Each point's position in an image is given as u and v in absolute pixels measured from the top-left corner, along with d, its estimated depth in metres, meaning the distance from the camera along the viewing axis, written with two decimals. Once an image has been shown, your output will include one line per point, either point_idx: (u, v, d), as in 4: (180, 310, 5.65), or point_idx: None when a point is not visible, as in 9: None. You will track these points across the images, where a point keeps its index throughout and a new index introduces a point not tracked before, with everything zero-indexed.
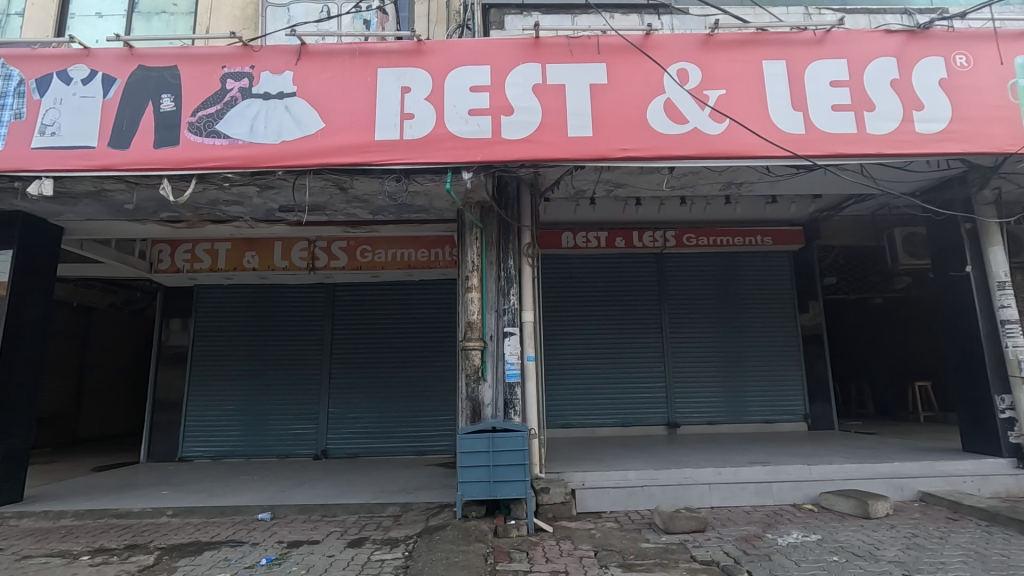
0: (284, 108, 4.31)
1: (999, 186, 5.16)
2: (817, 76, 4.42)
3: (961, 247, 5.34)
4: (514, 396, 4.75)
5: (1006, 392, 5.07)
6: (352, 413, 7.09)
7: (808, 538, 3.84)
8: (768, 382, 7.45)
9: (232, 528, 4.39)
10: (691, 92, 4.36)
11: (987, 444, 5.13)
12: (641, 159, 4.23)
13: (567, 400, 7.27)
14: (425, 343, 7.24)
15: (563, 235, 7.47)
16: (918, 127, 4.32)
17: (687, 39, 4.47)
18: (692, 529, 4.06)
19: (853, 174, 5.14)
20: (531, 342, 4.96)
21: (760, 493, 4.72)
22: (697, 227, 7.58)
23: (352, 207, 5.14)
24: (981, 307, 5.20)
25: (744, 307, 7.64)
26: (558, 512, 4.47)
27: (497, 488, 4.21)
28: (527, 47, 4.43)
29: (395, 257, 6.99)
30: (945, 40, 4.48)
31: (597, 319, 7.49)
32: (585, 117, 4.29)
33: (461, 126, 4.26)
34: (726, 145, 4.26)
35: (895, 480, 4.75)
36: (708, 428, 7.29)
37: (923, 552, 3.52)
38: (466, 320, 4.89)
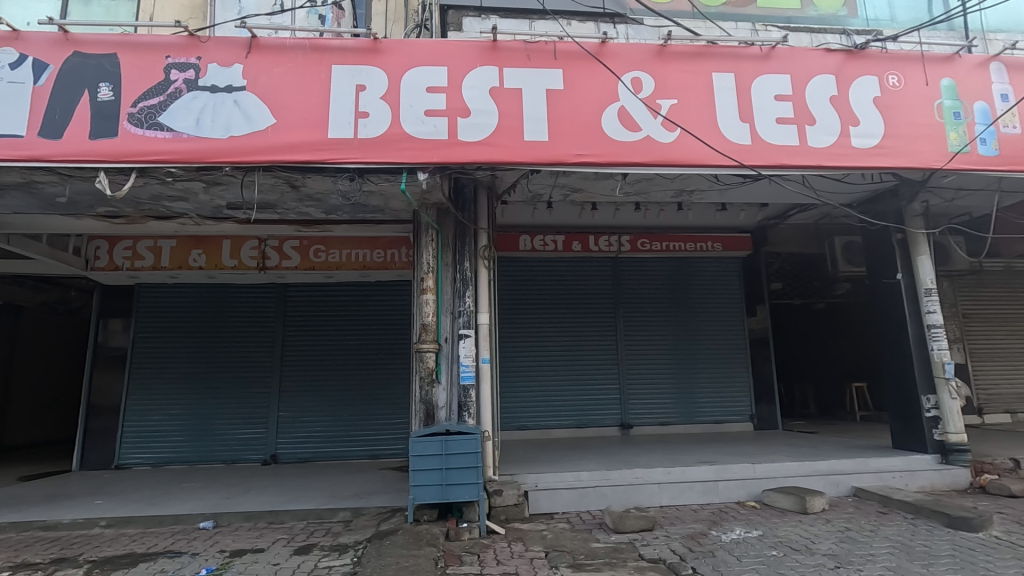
0: (232, 102, 4.17)
1: (927, 200, 5.52)
2: (763, 90, 4.61)
3: (892, 256, 5.68)
4: (468, 399, 4.76)
5: (931, 392, 5.41)
6: (303, 417, 6.91)
7: (750, 534, 3.98)
8: (717, 384, 7.70)
9: (170, 538, 4.20)
10: (644, 101, 4.47)
11: (915, 441, 5.44)
12: (596, 165, 4.30)
13: (524, 403, 7.30)
14: (381, 345, 7.13)
15: (521, 238, 7.51)
16: (855, 141, 4.56)
17: (641, 49, 4.58)
18: (640, 528, 4.15)
19: (795, 185, 5.39)
20: (486, 344, 4.96)
21: (707, 492, 4.86)
22: (651, 232, 7.77)
23: (305, 206, 5.03)
24: (910, 312, 5.53)
25: (696, 311, 7.87)
26: (510, 514, 4.47)
27: (450, 492, 4.19)
28: (484, 50, 4.43)
29: (349, 258, 6.87)
30: (879, 61, 4.75)
31: (553, 322, 7.56)
32: (541, 121, 4.33)
33: (417, 127, 4.23)
34: (677, 154, 4.38)
35: (832, 477, 4.98)
36: (660, 429, 7.46)
37: (855, 545, 3.71)
38: (420, 322, 4.84)
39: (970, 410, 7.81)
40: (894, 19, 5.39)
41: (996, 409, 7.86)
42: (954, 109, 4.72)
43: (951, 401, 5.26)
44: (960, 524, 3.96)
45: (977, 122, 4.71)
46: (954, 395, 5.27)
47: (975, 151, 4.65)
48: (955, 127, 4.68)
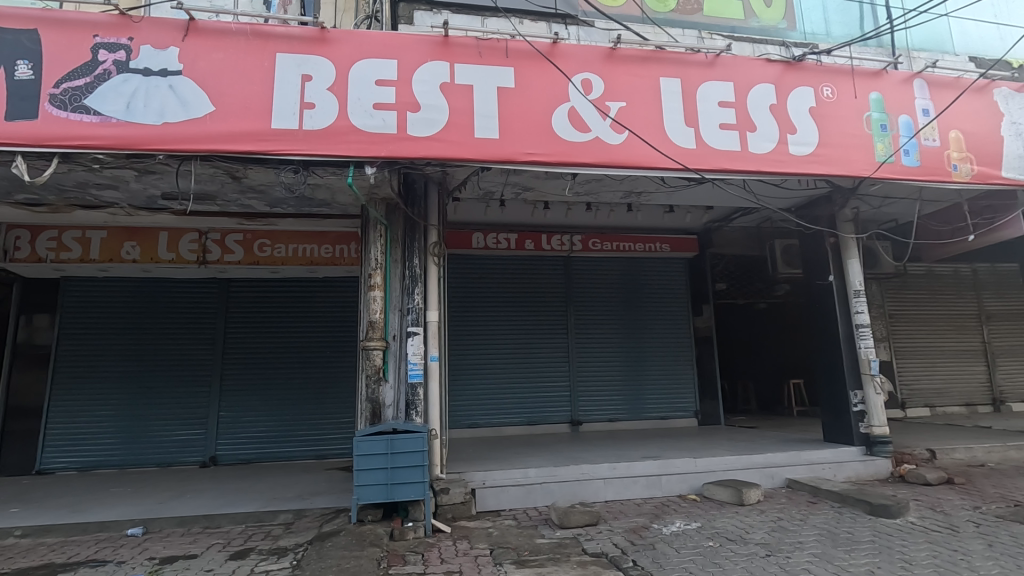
0: (167, 87, 3.97)
1: (856, 207, 5.85)
2: (707, 96, 4.76)
3: (825, 259, 5.98)
4: (416, 397, 4.71)
5: (858, 388, 5.74)
6: (245, 417, 6.66)
7: (689, 526, 4.11)
8: (664, 381, 7.92)
9: (94, 547, 3.97)
10: (594, 103, 4.54)
11: (843, 435, 5.76)
12: (546, 165, 4.33)
13: (475, 401, 7.28)
14: (329, 343, 6.97)
15: (474, 236, 7.47)
16: (792, 149, 4.78)
17: (592, 51, 4.64)
18: (585, 522, 4.22)
19: (736, 189, 5.61)
20: (435, 341, 4.92)
21: (650, 486, 4.99)
22: (602, 232, 7.89)
23: (247, 198, 4.87)
24: (840, 313, 5.85)
25: (645, 310, 8.07)
26: (457, 511, 4.46)
27: (395, 491, 4.13)
28: (435, 45, 4.39)
29: (296, 253, 6.67)
30: (814, 73, 4.99)
31: (505, 320, 7.58)
32: (491, 119, 4.32)
33: (365, 120, 4.14)
34: (625, 156, 4.47)
35: (768, 470, 5.21)
36: (608, 425, 7.61)
37: (786, 534, 3.89)
38: (367, 319, 4.76)
39: (893, 404, 8.35)
40: (829, 34, 5.67)
41: (917, 403, 8.43)
42: (881, 122, 5.01)
43: (876, 396, 5.59)
44: (881, 511, 4.22)
45: (901, 134, 5.02)
46: (879, 391, 5.60)
47: (899, 162, 4.96)
48: (882, 139, 4.97)
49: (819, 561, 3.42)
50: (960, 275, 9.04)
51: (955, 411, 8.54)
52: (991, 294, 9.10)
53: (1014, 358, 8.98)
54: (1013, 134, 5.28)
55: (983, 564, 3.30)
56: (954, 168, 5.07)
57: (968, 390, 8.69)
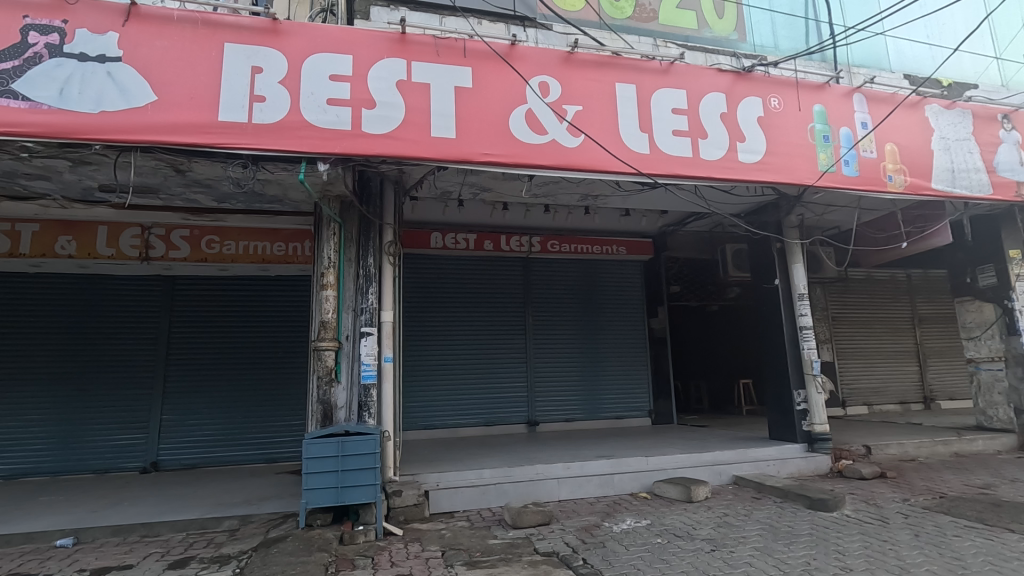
0: (105, 74, 3.77)
1: (801, 214, 6.12)
2: (661, 103, 4.87)
3: (772, 263, 6.21)
4: (369, 399, 4.64)
5: (801, 387, 5.98)
6: (190, 420, 6.39)
7: (639, 523, 4.19)
8: (620, 381, 8.07)
9: (18, 560, 3.73)
10: (551, 106, 4.58)
11: (787, 432, 6.00)
12: (502, 166, 4.34)
13: (432, 402, 7.21)
14: (280, 343, 6.78)
15: (432, 235, 7.42)
16: (741, 156, 4.94)
17: (549, 54, 4.68)
18: (538, 522, 4.24)
19: (688, 194, 5.78)
20: (389, 342, 4.85)
21: (603, 485, 5.06)
22: (560, 234, 7.98)
23: (192, 191, 4.70)
24: (786, 315, 6.08)
25: (602, 311, 8.18)
26: (409, 514, 4.40)
27: (346, 494, 4.06)
28: (392, 41, 4.33)
29: (247, 250, 6.54)
30: (762, 84, 5.19)
31: (464, 320, 7.54)
32: (448, 118, 4.30)
33: (318, 115, 4.04)
34: (581, 160, 4.53)
35: (716, 467, 5.37)
36: (565, 425, 7.68)
37: (730, 529, 4.02)
38: (320, 319, 4.65)
39: (835, 403, 8.76)
40: (776, 47, 5.90)
41: (856, 401, 8.86)
42: (824, 133, 5.25)
43: (818, 395, 5.84)
44: (819, 505, 4.41)
45: (842, 146, 5.27)
46: (820, 390, 5.86)
47: (840, 172, 5.20)
48: (824, 149, 5.21)
49: (760, 554, 3.54)
50: (896, 280, 9.56)
51: (890, 408, 9.01)
52: (923, 298, 9.67)
53: (943, 359, 9.56)
54: (941, 149, 5.63)
55: (909, 552, 3.50)
56: (890, 179, 5.35)
57: (903, 388, 9.19)
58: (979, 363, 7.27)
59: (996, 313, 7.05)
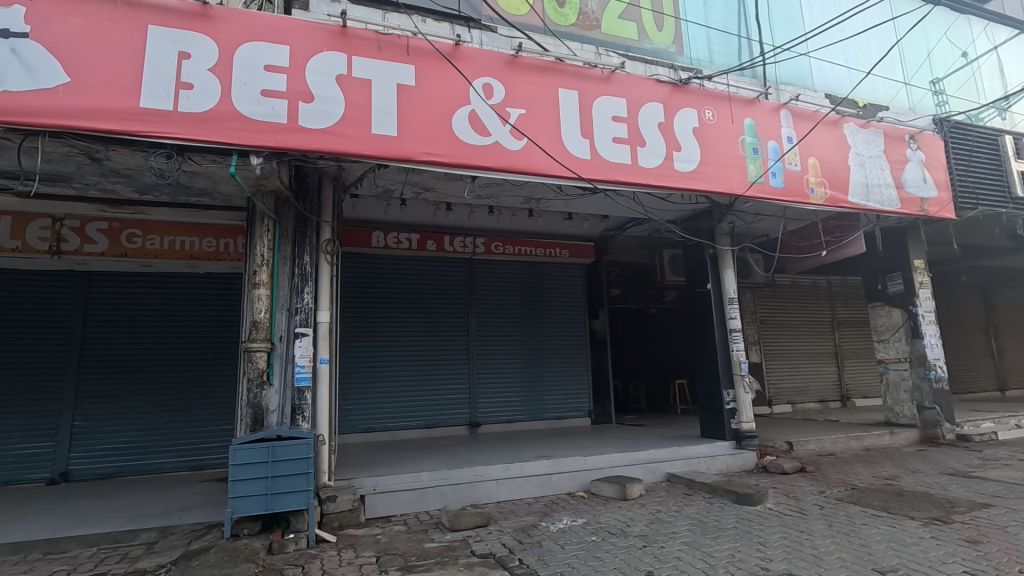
0: (9, 50, 3.46)
1: (732, 221, 6.42)
2: (602, 110, 4.98)
3: (705, 268, 6.49)
4: (303, 402, 4.49)
5: (730, 387, 6.26)
6: (106, 427, 5.95)
7: (575, 522, 4.26)
8: (561, 382, 8.20)
9: None
10: (494, 108, 4.59)
11: (717, 431, 6.28)
12: (444, 166, 4.31)
13: (371, 405, 7.04)
14: (209, 343, 6.44)
15: (374, 234, 7.26)
16: (677, 165, 5.13)
17: (494, 56, 4.69)
18: (475, 524, 4.23)
19: (627, 200, 5.95)
20: (325, 343, 4.71)
21: (542, 485, 5.11)
22: (504, 236, 8.00)
23: (110, 181, 4.39)
24: (717, 317, 6.37)
25: (545, 313, 8.29)
26: (343, 520, 4.28)
27: (276, 501, 3.91)
28: (332, 34, 4.21)
29: (173, 246, 6.19)
30: (698, 97, 5.40)
31: (406, 322, 7.42)
32: (390, 116, 4.23)
33: (250, 106, 3.87)
34: (523, 163, 4.56)
35: (650, 465, 5.54)
36: (506, 426, 7.71)
37: (662, 525, 4.16)
38: (251, 319, 4.44)
39: (761, 402, 9.23)
40: (711, 62, 6.17)
41: (781, 401, 9.38)
42: (754, 145, 5.53)
43: (745, 395, 6.16)
44: (744, 499, 4.63)
45: (770, 158, 5.57)
46: (747, 390, 6.17)
47: (767, 183, 5.49)
48: (754, 160, 5.49)
49: (689, 548, 3.68)
50: (818, 286, 10.20)
51: (811, 407, 9.59)
52: (842, 303, 10.37)
53: (858, 360, 10.29)
54: (858, 165, 6.06)
55: (822, 541, 3.73)
56: (812, 191, 5.70)
57: (822, 387, 9.81)
58: (888, 364, 7.86)
59: (903, 317, 7.64)
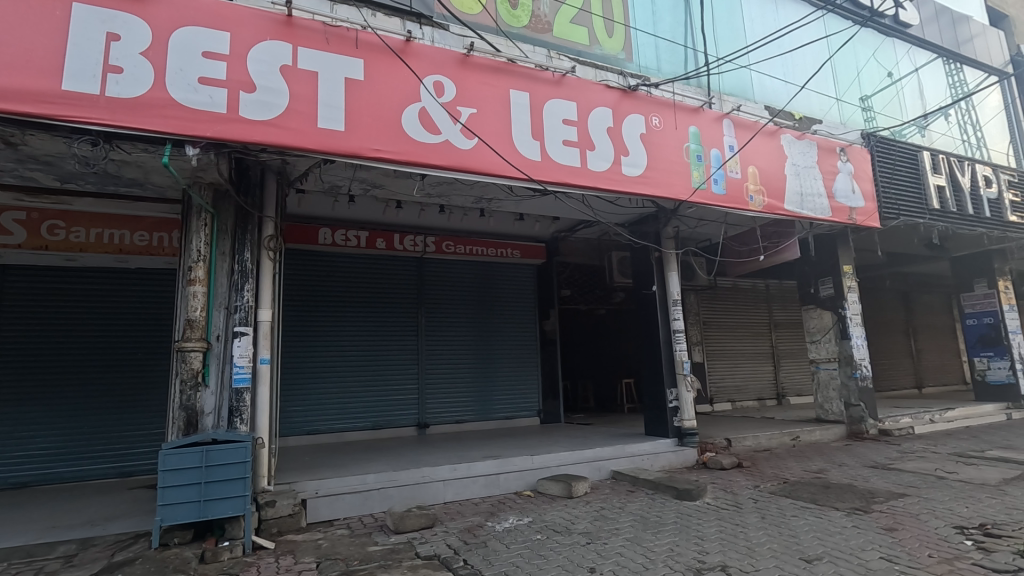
0: None
1: (676, 226, 6.63)
2: (553, 112, 5.04)
3: (650, 271, 6.68)
4: (241, 404, 4.32)
5: (673, 386, 6.46)
6: (20, 433, 5.51)
7: (521, 521, 4.29)
8: (512, 383, 8.23)
9: None
10: (444, 106, 4.55)
11: (660, 428, 6.46)
12: (393, 163, 4.25)
13: (316, 406, 6.84)
14: (140, 343, 6.10)
15: (321, 231, 7.08)
16: (625, 169, 5.25)
17: (445, 54, 4.66)
18: (420, 526, 4.19)
19: (576, 202, 6.04)
20: (266, 343, 4.55)
21: (489, 485, 5.12)
22: (455, 235, 7.96)
23: (28, 167, 4.08)
24: (661, 318, 6.57)
25: (496, 314, 8.30)
26: (283, 525, 4.15)
27: (209, 508, 3.74)
28: (276, 23, 4.07)
29: (101, 239, 5.79)
30: (645, 103, 5.55)
31: (354, 321, 7.26)
32: (337, 110, 4.12)
33: (186, 94, 3.68)
34: (473, 162, 4.56)
35: (596, 463, 5.65)
36: (455, 427, 7.67)
37: (605, 521, 4.24)
38: (186, 317, 4.23)
39: (703, 400, 9.57)
40: (659, 70, 6.35)
41: (721, 399, 9.74)
42: (697, 152, 5.73)
43: (687, 393, 6.35)
44: (684, 495, 4.79)
45: (712, 165, 5.78)
46: (689, 389, 6.37)
47: (710, 189, 5.70)
48: (697, 167, 5.68)
49: (630, 544, 3.77)
50: (757, 289, 10.68)
51: (749, 404, 10.02)
52: (778, 306, 10.89)
53: (792, 360, 10.83)
54: (793, 174, 6.38)
55: (755, 533, 3.90)
56: (751, 198, 5.96)
57: (760, 386, 10.26)
58: (819, 363, 8.30)
59: (833, 319, 8.10)
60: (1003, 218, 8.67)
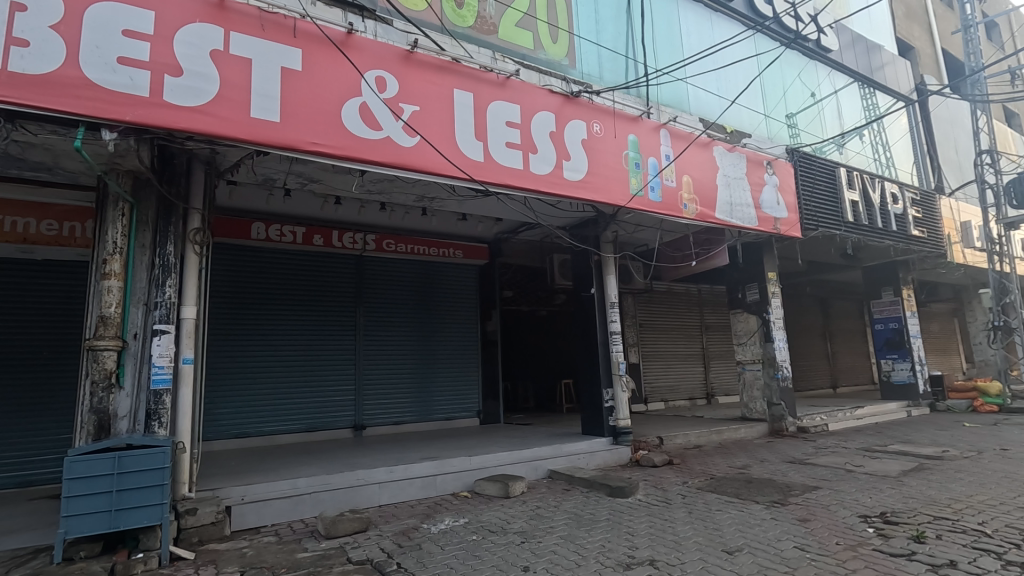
0: None
1: (615, 231, 6.83)
2: (497, 114, 5.07)
3: (590, 274, 6.85)
4: (161, 406, 4.06)
5: (610, 386, 6.63)
6: None
7: (457, 522, 4.27)
8: (452, 384, 8.19)
9: None
10: (387, 102, 4.48)
11: (597, 428, 6.62)
12: (331, 158, 4.13)
13: (245, 409, 6.53)
14: (46, 342, 5.62)
15: (254, 225, 6.76)
16: (566, 173, 5.34)
17: (388, 50, 4.58)
18: (353, 530, 4.09)
19: (518, 205, 6.09)
20: (189, 342, 4.31)
21: (425, 487, 5.07)
22: (397, 234, 7.82)
23: None
24: (599, 320, 6.73)
25: (437, 314, 8.23)
26: (204, 534, 3.94)
27: (121, 518, 3.49)
28: (207, 5, 3.87)
29: (3, 226, 5.29)
30: (587, 110, 5.68)
31: (288, 320, 7.00)
32: (272, 100, 3.96)
33: (104, 75, 3.43)
34: (415, 160, 4.50)
35: (533, 463, 5.72)
36: (393, 428, 7.54)
37: (540, 520, 4.30)
38: (98, 314, 3.93)
39: (638, 400, 9.87)
40: (601, 78, 6.51)
41: (655, 399, 10.09)
42: (635, 160, 5.91)
43: (622, 393, 6.54)
44: (617, 492, 4.94)
45: (649, 173, 5.98)
46: (624, 389, 6.57)
47: (647, 196, 5.89)
48: (635, 174, 5.86)
49: (564, 542, 3.84)
50: (690, 293, 11.14)
51: (681, 404, 10.43)
52: (709, 309, 11.41)
53: (721, 361, 11.38)
54: (724, 185, 6.70)
55: (682, 528, 4.06)
56: (685, 206, 6.22)
57: (691, 387, 10.70)
58: (745, 364, 8.75)
59: (758, 323, 8.58)
60: (907, 232, 9.48)
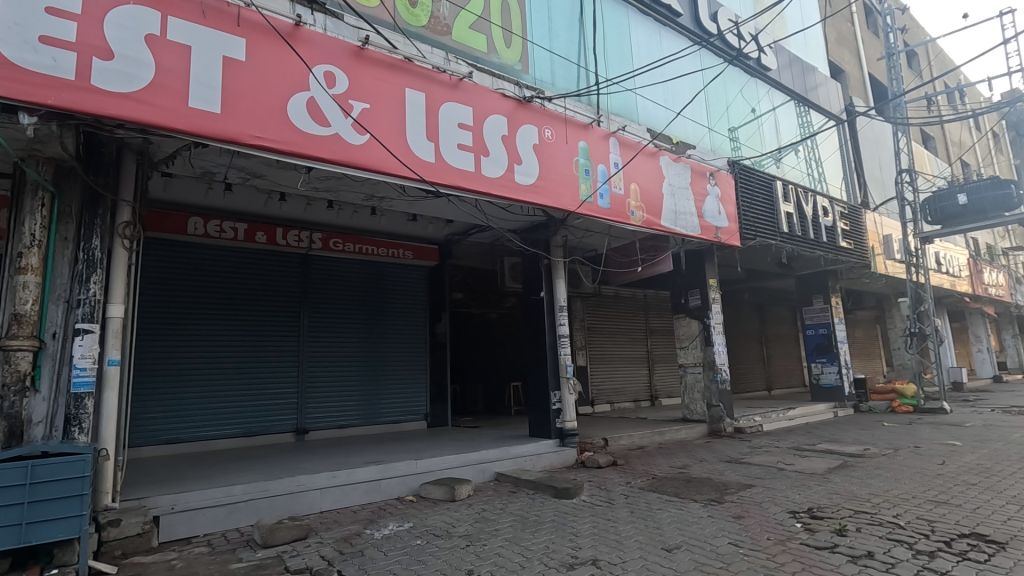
0: None
1: (565, 235, 6.93)
2: (449, 115, 5.04)
3: (540, 277, 6.91)
4: (82, 411, 3.80)
5: (557, 389, 6.71)
6: None
7: (401, 527, 4.21)
8: (399, 386, 8.07)
9: None
10: (335, 98, 4.37)
11: (543, 430, 6.68)
12: (275, 153, 4.00)
13: (177, 413, 6.21)
14: None
15: (191, 220, 6.42)
16: (517, 177, 5.38)
17: (337, 45, 4.48)
18: (292, 538, 3.96)
19: (469, 207, 6.08)
20: (115, 342, 4.04)
21: (369, 492, 4.96)
22: (345, 233, 7.60)
23: None
24: (548, 323, 6.80)
25: (385, 315, 8.09)
26: (128, 547, 3.72)
27: (33, 532, 3.24)
28: None
29: None
30: (538, 115, 5.74)
31: (226, 319, 6.69)
32: (213, 90, 3.79)
33: (24, 54, 3.18)
34: (364, 159, 4.42)
35: (480, 465, 5.71)
36: (337, 432, 7.35)
37: (486, 523, 4.30)
38: (12, 312, 3.64)
39: (584, 402, 10.04)
40: (553, 84, 6.60)
41: (601, 401, 10.28)
42: (585, 167, 6.02)
43: (569, 396, 6.63)
44: (562, 493, 5.00)
45: (598, 180, 6.11)
46: (571, 391, 6.67)
47: (595, 203, 6.02)
48: (585, 181, 5.97)
49: (509, 544, 3.85)
50: (636, 298, 11.44)
51: (626, 405, 10.68)
52: (654, 313, 11.75)
53: (665, 364, 11.73)
54: (669, 193, 6.93)
55: (624, 527, 4.16)
56: (632, 213, 6.38)
57: (636, 389, 10.98)
58: (686, 367, 9.06)
59: (699, 327, 8.91)
60: (836, 243, 10.08)
